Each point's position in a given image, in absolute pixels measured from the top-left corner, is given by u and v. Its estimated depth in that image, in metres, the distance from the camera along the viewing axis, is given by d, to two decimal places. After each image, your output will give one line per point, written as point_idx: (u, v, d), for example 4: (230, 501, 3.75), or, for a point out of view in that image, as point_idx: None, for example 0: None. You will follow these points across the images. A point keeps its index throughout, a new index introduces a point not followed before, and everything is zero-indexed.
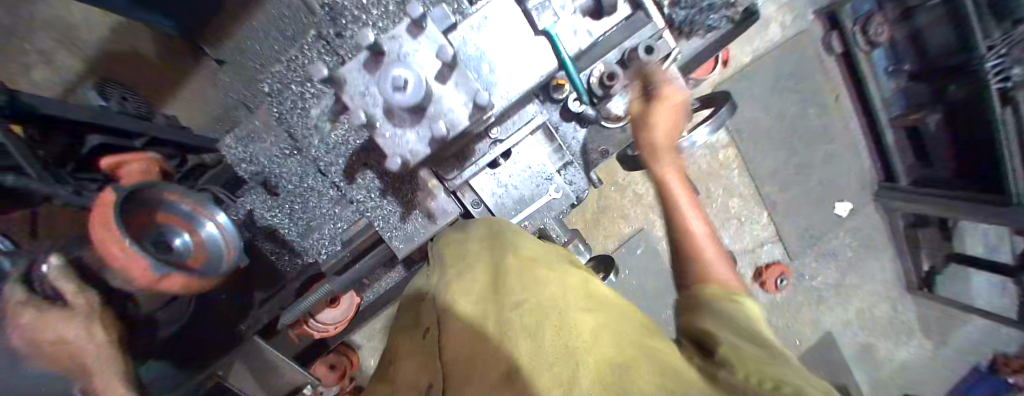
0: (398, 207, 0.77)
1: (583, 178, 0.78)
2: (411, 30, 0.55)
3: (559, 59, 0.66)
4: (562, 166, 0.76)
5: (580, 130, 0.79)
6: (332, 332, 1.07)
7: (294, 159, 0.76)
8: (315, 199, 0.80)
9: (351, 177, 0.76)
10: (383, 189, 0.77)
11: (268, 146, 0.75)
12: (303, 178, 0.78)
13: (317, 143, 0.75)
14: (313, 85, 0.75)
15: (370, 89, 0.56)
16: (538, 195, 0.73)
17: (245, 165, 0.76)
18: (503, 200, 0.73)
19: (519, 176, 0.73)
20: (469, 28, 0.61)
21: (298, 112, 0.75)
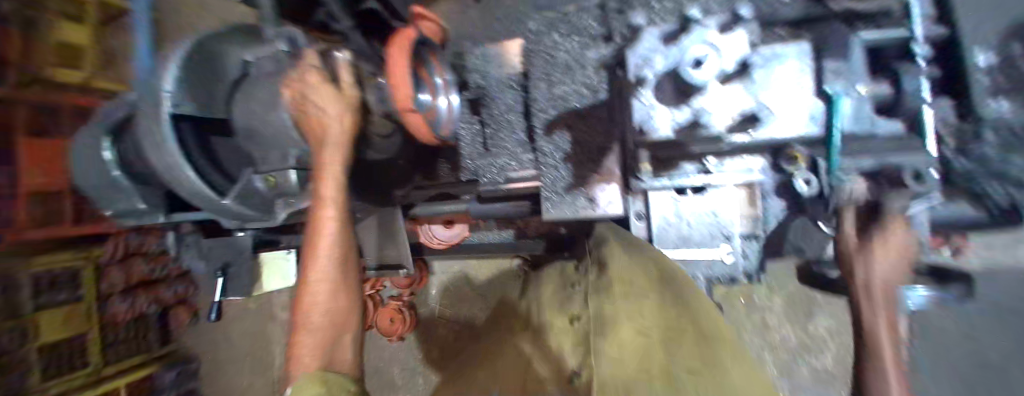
0: (569, 176, 0.84)
1: (760, 260, 0.71)
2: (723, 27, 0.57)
3: (829, 130, 0.61)
4: (747, 236, 0.70)
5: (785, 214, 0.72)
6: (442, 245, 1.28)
7: (516, 95, 0.95)
8: (506, 133, 0.98)
9: (550, 130, 0.86)
10: (568, 155, 0.84)
11: (508, 75, 0.96)
12: (509, 112, 0.98)
13: (542, 89, 0.85)
14: (571, 40, 0.84)
15: (657, 58, 0.61)
16: (701, 245, 0.72)
17: (478, 78, 0.99)
18: (667, 229, 0.74)
19: (699, 217, 0.72)
20: (768, 55, 0.63)
21: (546, 53, 0.85)
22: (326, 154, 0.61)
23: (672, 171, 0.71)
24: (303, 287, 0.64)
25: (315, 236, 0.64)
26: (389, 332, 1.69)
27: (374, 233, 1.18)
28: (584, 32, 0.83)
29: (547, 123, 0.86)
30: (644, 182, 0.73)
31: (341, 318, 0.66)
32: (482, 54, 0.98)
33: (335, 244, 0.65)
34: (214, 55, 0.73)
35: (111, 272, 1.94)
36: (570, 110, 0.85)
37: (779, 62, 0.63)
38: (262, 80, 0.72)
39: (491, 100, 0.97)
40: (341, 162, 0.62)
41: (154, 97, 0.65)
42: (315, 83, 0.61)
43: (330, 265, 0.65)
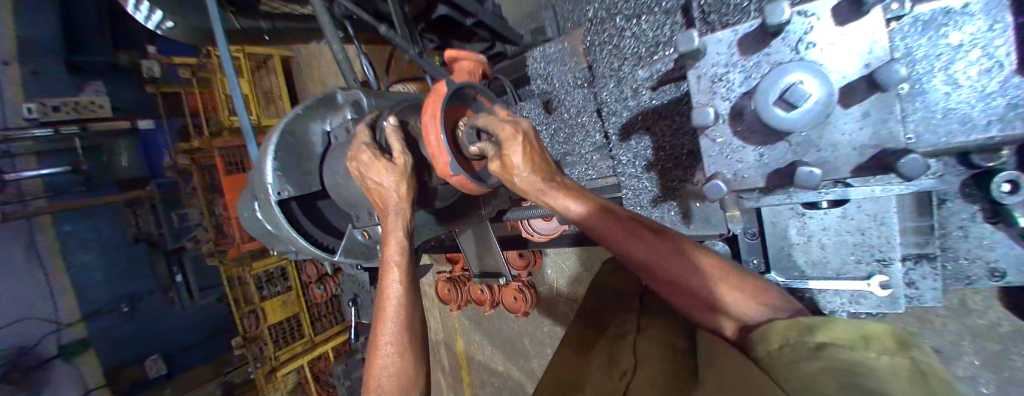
0: (654, 184, 0.82)
1: (936, 287, 0.54)
2: (841, 20, 0.40)
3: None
4: (908, 256, 0.55)
5: (985, 222, 0.51)
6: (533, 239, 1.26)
7: (582, 91, 0.92)
8: (580, 138, 0.97)
9: (625, 135, 0.84)
10: (648, 164, 0.82)
11: (570, 73, 0.93)
12: (580, 112, 0.94)
13: (610, 89, 0.84)
14: (637, 25, 0.76)
15: (732, 75, 0.47)
16: (846, 275, 0.56)
17: (541, 82, 1.01)
18: (789, 250, 0.60)
19: (839, 237, 0.55)
20: (923, 25, 0.44)
21: (610, 47, 0.82)
22: (391, 223, 0.69)
23: (795, 188, 0.55)
24: (373, 354, 0.66)
25: (384, 298, 0.69)
26: (514, 308, 1.61)
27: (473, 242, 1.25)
28: (651, 14, 0.73)
29: (620, 127, 0.85)
30: (754, 201, 0.60)
31: (407, 384, 0.64)
32: (545, 55, 0.97)
33: (401, 307, 0.67)
34: (301, 134, 0.82)
35: (305, 268, 2.69)
36: (645, 110, 0.79)
37: (955, 27, 0.42)
38: (339, 151, 0.82)
39: (560, 102, 0.97)
40: (400, 230, 0.69)
41: (264, 187, 0.80)
42: (370, 160, 0.68)
43: (394, 325, 0.66)
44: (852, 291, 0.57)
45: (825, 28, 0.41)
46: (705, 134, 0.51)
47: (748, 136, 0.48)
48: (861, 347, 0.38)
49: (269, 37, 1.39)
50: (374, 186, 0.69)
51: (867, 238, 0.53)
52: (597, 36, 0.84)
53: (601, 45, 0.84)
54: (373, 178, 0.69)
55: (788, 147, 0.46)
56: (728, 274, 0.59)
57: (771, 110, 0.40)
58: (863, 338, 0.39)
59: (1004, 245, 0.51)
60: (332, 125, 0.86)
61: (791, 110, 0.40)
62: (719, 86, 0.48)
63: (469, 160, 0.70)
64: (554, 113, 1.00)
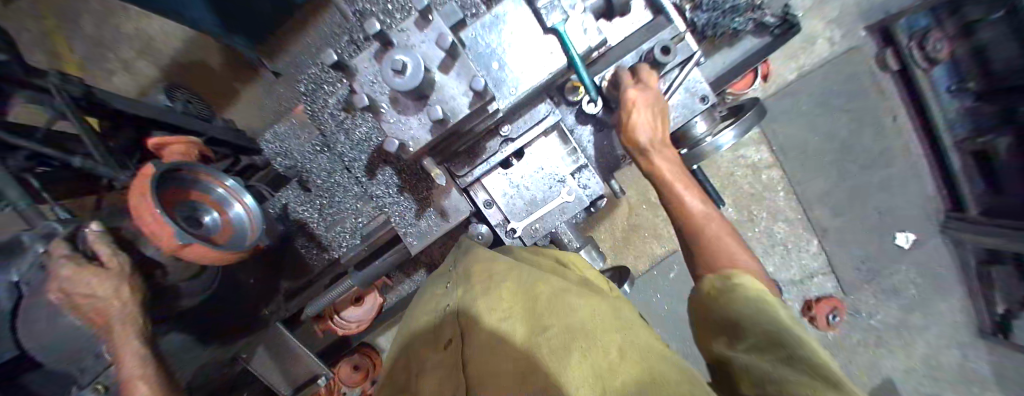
0: (413, 206, 0.76)
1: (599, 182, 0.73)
2: (419, 24, 0.53)
3: (568, 57, 0.63)
4: (576, 170, 0.73)
5: (595, 132, 0.76)
6: (353, 330, 1.04)
7: (325, 156, 0.80)
8: (340, 195, 0.83)
9: (372, 172, 0.76)
10: (401, 186, 0.76)
11: (305, 142, 0.81)
12: (332, 174, 0.81)
13: (342, 142, 0.75)
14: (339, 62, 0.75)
15: (377, 76, 0.55)
16: (550, 198, 0.73)
17: (281, 160, 0.83)
18: (514, 201, 0.74)
19: (532, 179, 0.73)
20: (482, 27, 0.60)
21: (322, 98, 0.72)
22: (115, 339, 0.56)
23: (486, 155, 0.71)
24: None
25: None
26: None
27: (273, 363, 0.95)
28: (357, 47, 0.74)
29: (366, 166, 0.76)
30: (470, 174, 0.72)
31: None
32: (275, 133, 0.84)
33: None
34: None
35: None
36: (378, 143, 0.74)
37: (501, 22, 0.61)
38: None
39: (310, 175, 0.82)
40: (135, 340, 0.57)
41: None
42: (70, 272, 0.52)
43: None
44: (557, 206, 0.73)
45: (413, 30, 0.53)
46: (384, 124, 0.56)
47: (408, 111, 0.56)
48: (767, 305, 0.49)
49: None
50: (98, 294, 0.55)
51: (548, 166, 0.73)
52: (312, 83, 0.72)
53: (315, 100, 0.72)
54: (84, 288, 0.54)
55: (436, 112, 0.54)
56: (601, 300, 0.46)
57: (393, 83, 0.50)
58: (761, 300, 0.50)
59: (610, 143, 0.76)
60: None
61: (404, 80, 0.50)
62: (376, 86, 0.55)
63: (208, 234, 0.62)
64: (311, 188, 0.83)
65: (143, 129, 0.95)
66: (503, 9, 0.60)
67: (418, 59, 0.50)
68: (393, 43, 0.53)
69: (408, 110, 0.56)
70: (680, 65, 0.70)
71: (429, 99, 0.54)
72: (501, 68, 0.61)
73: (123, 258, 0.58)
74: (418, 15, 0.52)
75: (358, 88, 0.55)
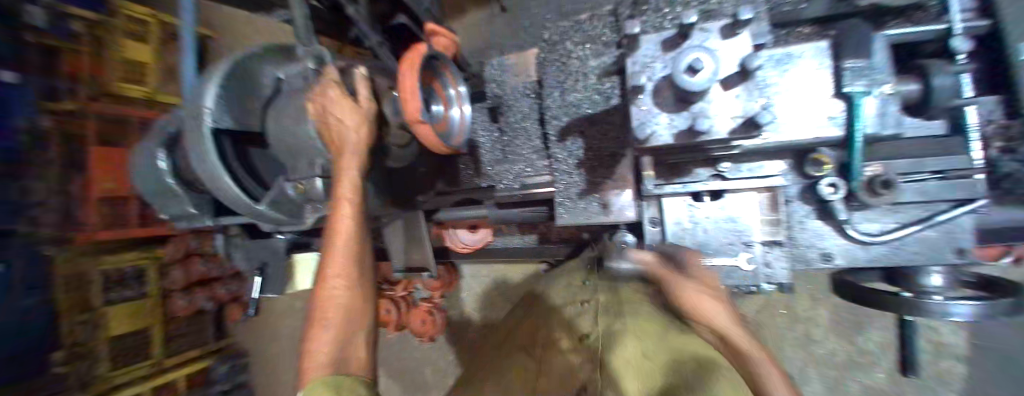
0: (579, 180, 0.88)
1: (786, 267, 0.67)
2: (726, 32, 0.54)
3: (850, 130, 0.58)
4: (769, 241, 0.67)
5: (813, 219, 0.68)
6: (459, 249, 1.16)
7: (529, 102, 0.96)
8: (522, 139, 0.98)
9: (563, 136, 0.90)
10: (580, 162, 0.88)
11: (519, 83, 0.97)
12: (524, 119, 0.98)
13: (554, 98, 0.89)
14: (584, 43, 0.86)
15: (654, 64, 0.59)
16: (723, 252, 0.69)
17: (494, 88, 1.01)
18: (684, 235, 0.72)
19: (717, 224, 0.69)
20: (767, 60, 0.61)
21: (559, 64, 0.89)
22: (344, 162, 0.67)
23: (688, 178, 0.71)
24: (321, 286, 0.69)
25: (333, 232, 0.68)
26: (421, 332, 1.63)
27: (401, 238, 1.10)
28: (598, 38, 0.85)
29: (560, 130, 0.90)
30: (659, 189, 0.72)
31: (355, 318, 0.70)
32: (500, 63, 1.00)
33: (350, 242, 0.69)
34: (250, 75, 0.79)
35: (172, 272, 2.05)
36: (581, 117, 0.88)
37: (787, 65, 0.61)
38: (292, 95, 0.79)
39: (508, 108, 0.99)
40: (354, 170, 0.67)
41: (196, 114, 0.73)
42: (332, 95, 0.67)
43: (345, 261, 0.69)
44: (726, 266, 0.69)
45: (717, 40, 0.55)
46: (634, 104, 0.59)
47: (663, 103, 0.57)
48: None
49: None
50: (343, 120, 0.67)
51: (741, 222, 0.67)
52: (553, 38, 0.88)
53: (552, 61, 0.90)
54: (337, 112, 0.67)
55: (689, 115, 0.55)
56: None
57: (681, 77, 0.51)
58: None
59: (825, 235, 0.67)
60: (285, 74, 0.83)
61: (693, 78, 0.51)
62: (650, 70, 0.59)
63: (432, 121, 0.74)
64: (502, 119, 1.01)
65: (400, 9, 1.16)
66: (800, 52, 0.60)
67: (717, 70, 0.50)
68: (689, 38, 0.56)
69: (665, 102, 0.57)
70: (938, 177, 0.60)
71: (693, 103, 0.55)
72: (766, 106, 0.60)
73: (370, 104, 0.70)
74: (730, 25, 0.54)
75: (629, 62, 0.61)
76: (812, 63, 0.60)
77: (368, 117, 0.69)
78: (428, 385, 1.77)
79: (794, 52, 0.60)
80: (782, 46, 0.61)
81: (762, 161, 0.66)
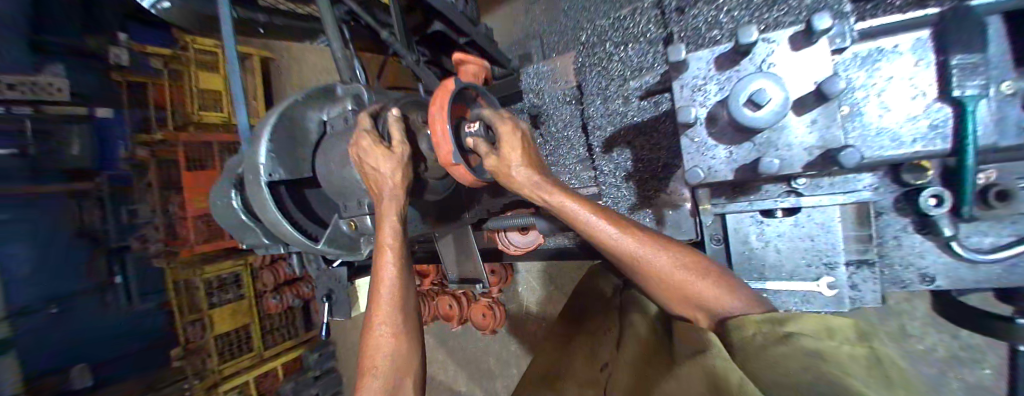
0: (630, 193, 0.91)
1: (877, 290, 0.61)
2: (795, 44, 0.51)
3: (959, 143, 0.48)
4: (857, 262, 0.61)
5: (909, 232, 0.61)
6: (510, 252, 1.17)
7: (569, 108, 1.00)
8: (565, 149, 1.04)
9: (608, 148, 0.92)
10: (627, 175, 0.90)
11: (557, 90, 1.00)
12: (565, 128, 1.02)
13: (597, 106, 0.92)
14: (625, 50, 0.85)
15: (709, 85, 0.58)
16: (799, 276, 0.63)
17: (532, 96, 1.06)
18: (752, 256, 0.67)
19: (790, 243, 0.64)
20: (848, 60, 0.54)
21: (599, 69, 0.90)
22: (383, 207, 0.72)
23: (754, 196, 0.65)
24: (369, 334, 0.73)
25: (379, 280, 0.74)
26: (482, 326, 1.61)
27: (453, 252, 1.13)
28: (637, 41, 0.83)
29: (604, 141, 0.93)
30: (722, 207, 0.69)
31: (401, 364, 0.71)
32: (536, 72, 1.03)
33: (393, 289, 0.73)
34: (299, 122, 0.84)
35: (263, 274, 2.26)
36: (628, 125, 0.88)
37: (885, 60, 0.52)
38: (337, 139, 0.84)
39: (548, 116, 1.04)
40: (393, 216, 0.72)
41: (254, 168, 0.80)
42: (367, 145, 0.70)
43: (388, 308, 0.73)
44: (804, 291, 0.63)
45: (784, 52, 0.52)
46: (685, 134, 0.61)
47: (721, 136, 0.58)
48: (825, 337, 0.42)
49: (265, 31, 1.48)
50: (382, 168, 0.70)
51: (823, 243, 0.61)
52: (589, 43, 0.90)
53: (591, 66, 0.92)
54: (375, 161, 0.69)
55: (753, 146, 0.55)
56: (711, 270, 0.61)
57: (741, 111, 0.50)
58: (828, 330, 0.43)
59: (924, 252, 0.60)
60: (330, 115, 0.89)
61: (756, 112, 0.50)
62: (706, 96, 0.58)
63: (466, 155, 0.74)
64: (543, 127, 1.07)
65: (434, 20, 1.16)
66: (896, 45, 0.51)
67: (785, 98, 0.49)
68: (750, 55, 0.54)
69: (722, 131, 0.57)
70: None
71: (759, 134, 0.54)
72: (848, 116, 0.55)
73: (405, 148, 0.72)
74: (802, 35, 0.50)
75: (677, 86, 0.60)
76: (910, 59, 0.50)
77: (405, 161, 0.71)
78: (493, 374, 1.86)
79: (886, 46, 0.52)
80: (873, 41, 0.52)
81: (849, 175, 0.59)
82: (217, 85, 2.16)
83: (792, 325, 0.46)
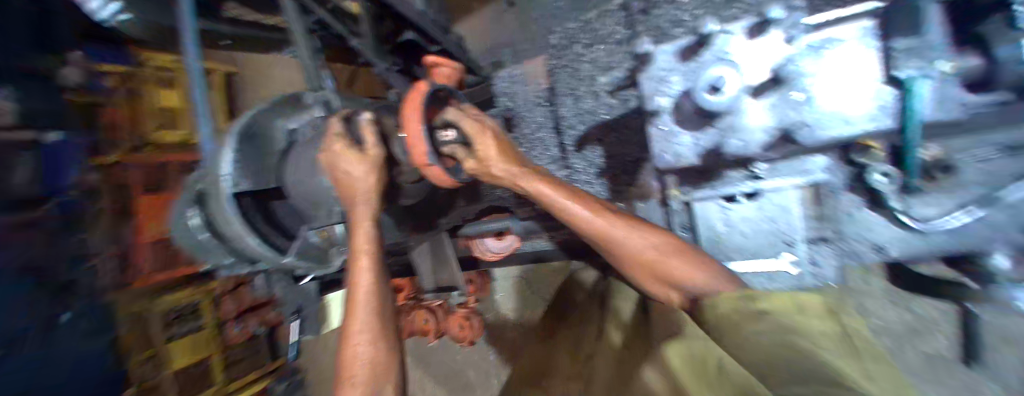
0: (604, 189, 0.91)
1: (835, 264, 0.63)
2: (751, 33, 0.57)
3: (903, 120, 0.52)
4: (815, 239, 0.63)
5: (857, 208, 0.66)
6: (490, 258, 1.12)
7: (542, 110, 0.99)
8: (538, 150, 1.00)
9: (581, 145, 0.93)
10: (601, 171, 0.91)
11: (530, 92, 1.01)
12: (538, 129, 1.00)
13: (569, 106, 0.94)
14: (596, 50, 0.91)
15: (674, 76, 0.63)
16: (763, 255, 0.66)
17: (504, 99, 1.05)
18: (720, 240, 0.69)
19: (753, 225, 0.66)
20: (801, 50, 0.55)
21: (570, 70, 0.94)
22: (358, 212, 0.70)
23: (719, 182, 0.68)
24: (345, 346, 0.70)
25: (354, 289, 0.71)
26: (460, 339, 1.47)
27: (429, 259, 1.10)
28: (607, 41, 0.89)
29: (577, 138, 0.93)
30: (689, 195, 0.72)
31: (381, 375, 0.68)
32: (509, 75, 1.05)
33: (369, 296, 0.71)
34: (265, 131, 0.81)
35: (225, 302, 2.18)
36: (599, 123, 0.90)
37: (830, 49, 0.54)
38: (305, 147, 0.81)
39: (522, 118, 1.02)
40: (368, 221, 0.71)
41: (218, 180, 0.76)
42: (342, 149, 0.69)
43: (365, 317, 0.70)
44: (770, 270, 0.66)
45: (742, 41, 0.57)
46: (655, 124, 0.67)
47: (687, 122, 0.64)
48: (795, 313, 0.45)
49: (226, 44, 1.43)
50: (357, 172, 0.68)
51: (783, 223, 0.63)
52: (563, 45, 0.96)
53: (563, 68, 0.96)
54: (350, 166, 0.68)
55: (716, 132, 0.62)
56: (683, 250, 0.62)
57: (704, 97, 0.56)
58: (798, 305, 0.47)
59: (871, 226, 0.66)
60: (297, 124, 0.86)
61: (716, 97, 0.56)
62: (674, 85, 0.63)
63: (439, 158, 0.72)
64: (515, 130, 1.04)
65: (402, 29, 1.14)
66: (841, 35, 0.53)
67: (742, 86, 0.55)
68: (711, 45, 0.59)
69: (687, 118, 0.64)
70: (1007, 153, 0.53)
71: (719, 120, 0.61)
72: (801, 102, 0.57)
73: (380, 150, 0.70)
74: (756, 25, 0.56)
75: (646, 78, 0.66)
76: (855, 46, 0.53)
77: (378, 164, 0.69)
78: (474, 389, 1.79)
79: (833, 36, 0.54)
80: (822, 31, 0.54)
81: (805, 157, 0.61)
82: (172, 103, 2.07)
83: (764, 302, 0.48)
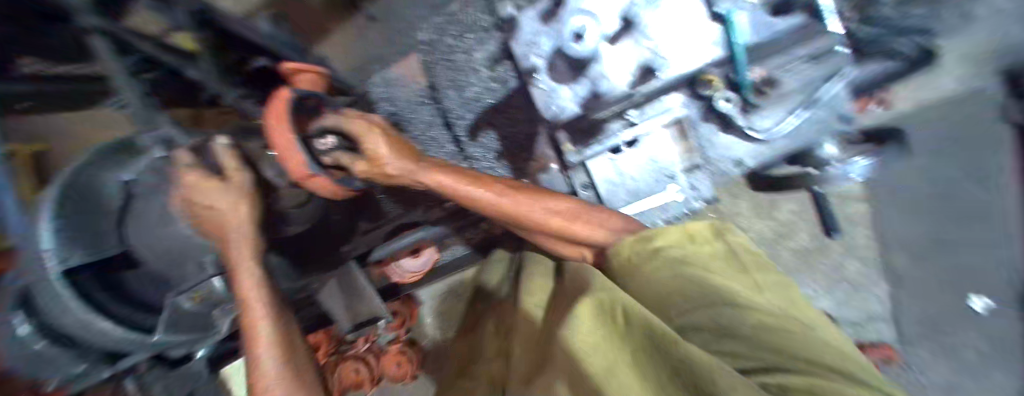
0: (506, 171, 0.89)
1: (708, 184, 0.73)
2: None
3: (730, 47, 0.63)
4: (689, 169, 0.72)
5: (720, 134, 0.73)
6: (406, 281, 1.08)
7: (428, 109, 0.94)
8: (433, 148, 0.95)
9: (475, 134, 0.90)
10: (498, 154, 0.89)
11: (409, 92, 0.95)
12: (427, 128, 0.94)
13: (453, 97, 0.90)
14: (467, 37, 0.86)
15: (542, 39, 0.68)
16: (654, 193, 0.73)
17: (385, 104, 0.96)
18: (618, 190, 0.74)
19: (639, 169, 0.72)
20: None
21: (446, 62, 0.89)
22: (234, 255, 0.59)
23: (603, 135, 0.71)
24: None
25: (251, 340, 0.60)
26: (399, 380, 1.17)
27: (340, 296, 0.96)
28: (475, 27, 0.85)
29: (469, 126, 0.90)
30: (580, 155, 0.73)
31: None
32: (384, 78, 0.96)
33: (274, 344, 0.61)
34: (91, 188, 0.64)
35: None
36: (488, 108, 0.87)
37: None
38: (147, 195, 0.65)
39: (407, 121, 0.95)
40: (249, 260, 0.60)
41: (35, 258, 0.58)
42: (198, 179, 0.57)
43: (275, 368, 0.59)
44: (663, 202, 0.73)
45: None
46: (535, 84, 0.71)
47: (563, 77, 0.70)
48: (688, 244, 0.49)
49: None
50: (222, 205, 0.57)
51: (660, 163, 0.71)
52: (433, 36, 0.90)
53: (438, 61, 0.90)
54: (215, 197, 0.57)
55: (589, 81, 0.69)
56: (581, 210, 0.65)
57: None
58: (688, 235, 0.49)
59: (731, 146, 0.73)
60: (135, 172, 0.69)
61: None
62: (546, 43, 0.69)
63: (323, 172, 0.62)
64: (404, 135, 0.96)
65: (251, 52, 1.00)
66: None
67: None
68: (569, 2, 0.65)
69: (560, 74, 0.70)
70: (810, 62, 0.65)
71: (589, 69, 0.68)
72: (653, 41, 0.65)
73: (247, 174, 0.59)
74: None
75: (518, 44, 0.70)
76: None
77: (249, 191, 0.59)
78: None
79: None
80: None
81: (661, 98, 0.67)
82: None
83: (659, 239, 0.51)
